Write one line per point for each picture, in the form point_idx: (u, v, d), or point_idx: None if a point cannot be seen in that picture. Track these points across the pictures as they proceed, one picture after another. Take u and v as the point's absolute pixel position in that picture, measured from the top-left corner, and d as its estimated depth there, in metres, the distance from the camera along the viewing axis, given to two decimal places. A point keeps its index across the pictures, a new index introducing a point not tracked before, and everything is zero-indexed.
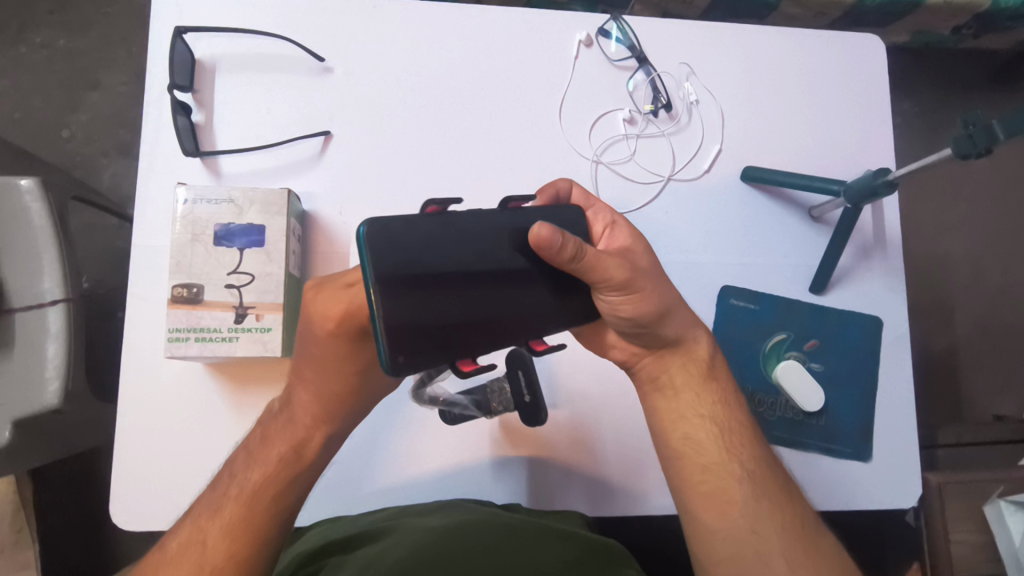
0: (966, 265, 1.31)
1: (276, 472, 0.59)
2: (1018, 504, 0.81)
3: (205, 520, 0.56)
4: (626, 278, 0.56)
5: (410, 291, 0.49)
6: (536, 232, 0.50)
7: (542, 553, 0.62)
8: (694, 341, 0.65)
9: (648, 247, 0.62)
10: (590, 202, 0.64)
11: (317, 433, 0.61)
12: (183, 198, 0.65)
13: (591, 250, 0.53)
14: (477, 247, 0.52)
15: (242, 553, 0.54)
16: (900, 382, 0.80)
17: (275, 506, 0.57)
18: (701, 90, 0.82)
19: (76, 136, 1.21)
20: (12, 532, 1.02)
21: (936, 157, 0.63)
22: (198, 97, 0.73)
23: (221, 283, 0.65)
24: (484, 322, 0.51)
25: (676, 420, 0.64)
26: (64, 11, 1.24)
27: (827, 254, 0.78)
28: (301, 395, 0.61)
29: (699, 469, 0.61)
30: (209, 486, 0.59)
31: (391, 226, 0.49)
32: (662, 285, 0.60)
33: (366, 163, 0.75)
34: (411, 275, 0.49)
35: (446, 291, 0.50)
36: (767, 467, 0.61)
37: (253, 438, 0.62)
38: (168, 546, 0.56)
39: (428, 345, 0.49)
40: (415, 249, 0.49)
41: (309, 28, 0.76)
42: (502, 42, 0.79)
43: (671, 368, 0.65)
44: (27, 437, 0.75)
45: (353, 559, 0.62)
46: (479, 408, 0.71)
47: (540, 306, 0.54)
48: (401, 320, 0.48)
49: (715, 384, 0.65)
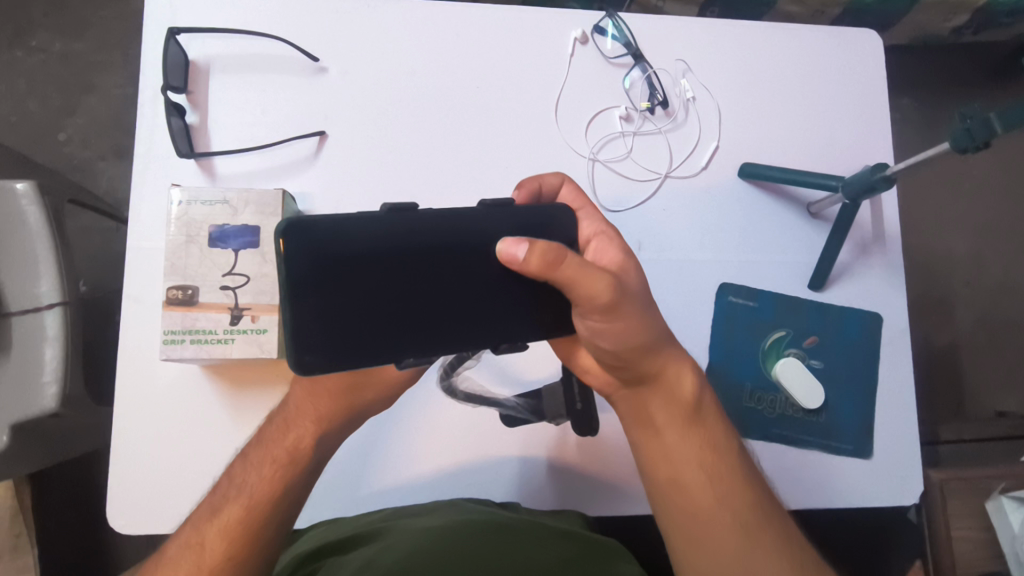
0: (966, 259, 1.30)
1: (272, 475, 0.58)
2: (1020, 500, 0.80)
3: (204, 523, 0.56)
4: (611, 301, 0.53)
5: (326, 294, 0.50)
6: (499, 249, 0.51)
7: (540, 553, 0.61)
8: (677, 378, 0.62)
9: (639, 267, 0.61)
10: (578, 203, 0.64)
11: (310, 433, 0.60)
12: (177, 199, 0.65)
13: (569, 262, 0.51)
14: (424, 252, 0.53)
15: (236, 557, 0.54)
16: (901, 378, 0.80)
17: (273, 510, 0.57)
18: (698, 86, 0.81)
19: (73, 139, 1.21)
20: (11, 537, 1.00)
21: (934, 150, 0.62)
22: (192, 98, 0.73)
23: (216, 284, 0.65)
24: (415, 327, 0.53)
25: (662, 461, 0.62)
26: (60, 13, 1.24)
27: (828, 250, 0.77)
28: (298, 398, 0.61)
29: (688, 514, 0.60)
30: (211, 489, 0.59)
31: (314, 224, 0.49)
32: (648, 312, 0.59)
33: (362, 163, 0.75)
34: (332, 278, 0.50)
35: (374, 295, 0.52)
36: (762, 515, 0.60)
37: (250, 442, 0.61)
38: (169, 548, 0.56)
39: (343, 351, 0.51)
40: (350, 247, 0.51)
41: (304, 28, 0.75)
42: (497, 39, 0.79)
43: (652, 407, 0.63)
44: (25, 441, 0.75)
45: (348, 560, 0.62)
46: (533, 413, 0.72)
47: (498, 312, 0.56)
48: (312, 321, 0.50)
49: (702, 426, 0.62)
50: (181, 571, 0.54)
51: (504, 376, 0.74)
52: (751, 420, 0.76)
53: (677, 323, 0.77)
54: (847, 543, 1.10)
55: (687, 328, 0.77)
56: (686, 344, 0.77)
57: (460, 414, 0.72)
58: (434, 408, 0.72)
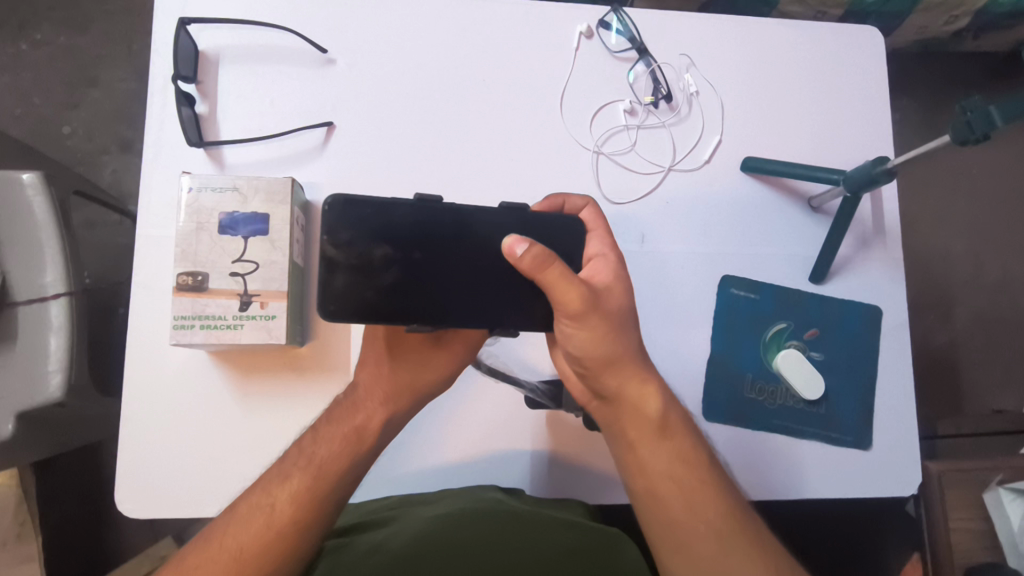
0: (964, 257, 1.32)
1: (342, 450, 0.62)
2: (1017, 491, 0.82)
3: (274, 485, 0.60)
4: (582, 310, 0.54)
5: (357, 261, 0.55)
6: (507, 240, 0.53)
7: (546, 543, 0.62)
8: (640, 397, 0.61)
9: (630, 288, 0.60)
10: (592, 224, 0.62)
11: (378, 415, 0.64)
12: (188, 186, 0.66)
13: (557, 268, 0.52)
14: (458, 235, 0.57)
15: (304, 519, 0.59)
16: (900, 371, 0.80)
17: (336, 483, 0.61)
18: (701, 81, 0.82)
19: (77, 132, 1.21)
20: (15, 524, 0.98)
21: (932, 144, 0.63)
22: (202, 88, 0.74)
23: (226, 271, 0.65)
24: (425, 304, 0.57)
25: (638, 472, 0.63)
26: (65, 8, 1.24)
27: (828, 243, 0.78)
28: (368, 380, 0.65)
29: (665, 523, 0.61)
30: (281, 457, 0.63)
31: (356, 203, 0.55)
32: (625, 329, 0.59)
33: (369, 155, 0.75)
34: (359, 252, 0.55)
35: (396, 271, 0.56)
36: (737, 524, 0.60)
37: (320, 419, 0.65)
38: (237, 506, 0.60)
39: (359, 307, 0.55)
40: (383, 230, 0.56)
41: (311, 19, 0.76)
42: (503, 32, 0.79)
43: (622, 421, 0.63)
44: (30, 428, 0.75)
45: (357, 543, 0.63)
46: (552, 400, 0.72)
47: (503, 298, 0.58)
48: (339, 283, 0.55)
49: (671, 441, 0.62)
50: (252, 527, 0.58)
51: (525, 361, 0.75)
52: (751, 412, 0.77)
53: (679, 316, 0.78)
54: (844, 537, 1.11)
55: (689, 320, 0.78)
56: (688, 336, 0.78)
57: (468, 405, 0.72)
58: (440, 402, 0.72)
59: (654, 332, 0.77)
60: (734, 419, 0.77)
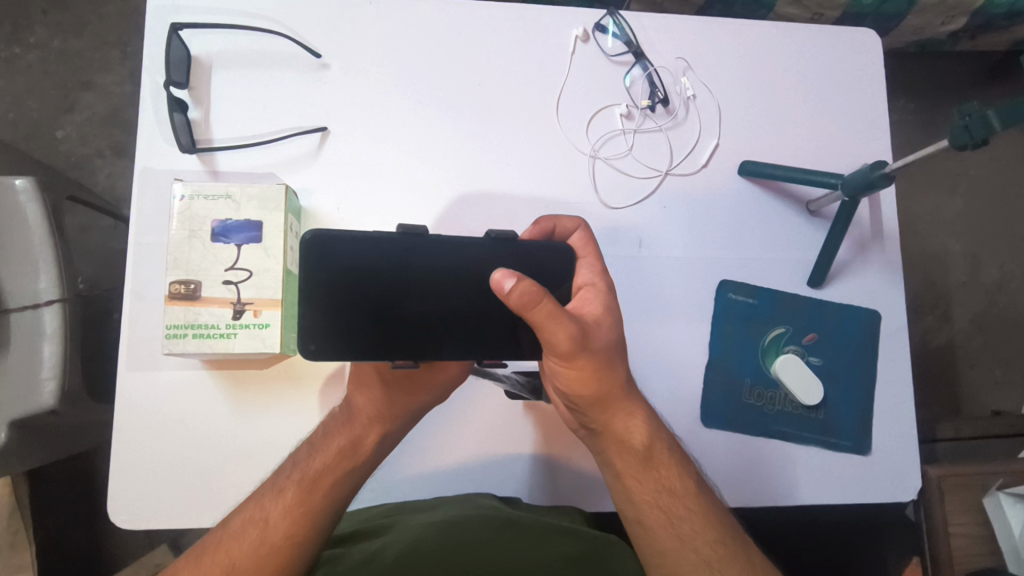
0: (962, 259, 1.31)
1: (336, 465, 0.62)
2: (1017, 496, 0.82)
3: (268, 500, 0.60)
4: (570, 349, 0.54)
5: (338, 295, 0.55)
6: (494, 274, 0.50)
7: (543, 549, 0.62)
8: (627, 430, 0.62)
9: (619, 319, 0.60)
10: (581, 251, 0.63)
11: (372, 432, 0.64)
12: (180, 194, 0.65)
13: (547, 307, 0.51)
14: (443, 267, 0.57)
15: (297, 537, 0.58)
16: (900, 375, 0.80)
17: (330, 497, 0.61)
18: (699, 84, 0.82)
19: (71, 136, 1.21)
20: (9, 533, 0.97)
21: (930, 149, 0.63)
22: (195, 94, 0.73)
23: (219, 279, 0.65)
24: (411, 336, 0.56)
25: (626, 502, 0.63)
26: (58, 11, 1.24)
27: (827, 248, 0.77)
28: (363, 402, 0.65)
29: (656, 553, 0.61)
30: (275, 471, 0.63)
31: (334, 235, 0.54)
32: (614, 363, 0.59)
33: (364, 160, 0.75)
34: (342, 284, 0.55)
35: (382, 302, 0.56)
36: (728, 552, 0.60)
37: (315, 434, 0.65)
38: (231, 521, 0.60)
39: (342, 341, 0.55)
40: (365, 262, 0.55)
41: (305, 23, 0.75)
42: (498, 36, 0.79)
43: (609, 452, 0.63)
44: (24, 437, 0.75)
45: (353, 553, 0.63)
46: (532, 392, 0.71)
47: (492, 327, 0.58)
48: (321, 317, 0.55)
49: (657, 472, 0.62)
50: (246, 545, 0.57)
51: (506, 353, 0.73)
52: (750, 417, 0.77)
53: (677, 321, 0.78)
54: (845, 540, 1.10)
55: (687, 326, 0.78)
56: (686, 341, 0.77)
57: (463, 415, 0.72)
58: (436, 412, 0.71)
59: (652, 337, 0.77)
60: (734, 425, 0.76)
